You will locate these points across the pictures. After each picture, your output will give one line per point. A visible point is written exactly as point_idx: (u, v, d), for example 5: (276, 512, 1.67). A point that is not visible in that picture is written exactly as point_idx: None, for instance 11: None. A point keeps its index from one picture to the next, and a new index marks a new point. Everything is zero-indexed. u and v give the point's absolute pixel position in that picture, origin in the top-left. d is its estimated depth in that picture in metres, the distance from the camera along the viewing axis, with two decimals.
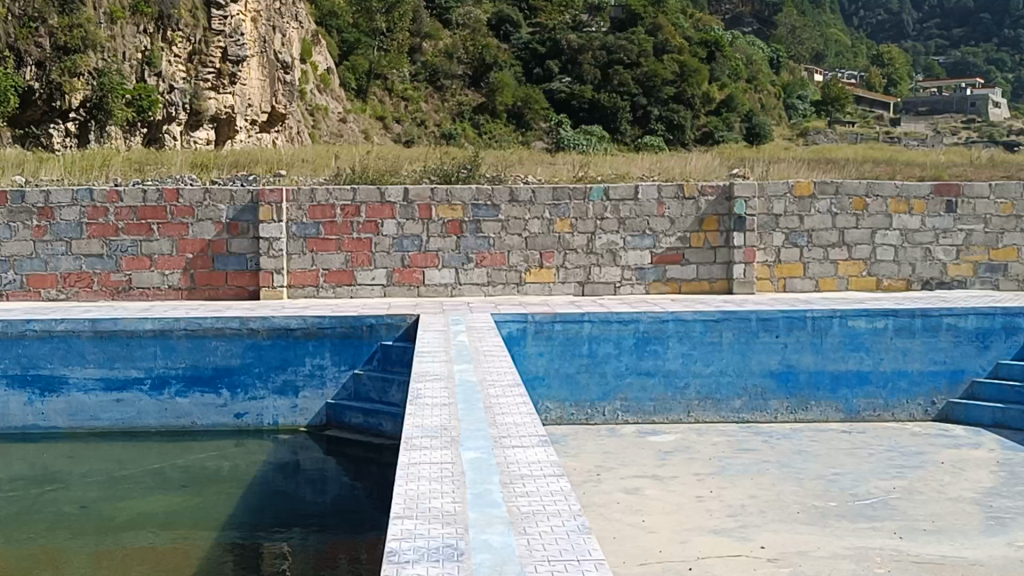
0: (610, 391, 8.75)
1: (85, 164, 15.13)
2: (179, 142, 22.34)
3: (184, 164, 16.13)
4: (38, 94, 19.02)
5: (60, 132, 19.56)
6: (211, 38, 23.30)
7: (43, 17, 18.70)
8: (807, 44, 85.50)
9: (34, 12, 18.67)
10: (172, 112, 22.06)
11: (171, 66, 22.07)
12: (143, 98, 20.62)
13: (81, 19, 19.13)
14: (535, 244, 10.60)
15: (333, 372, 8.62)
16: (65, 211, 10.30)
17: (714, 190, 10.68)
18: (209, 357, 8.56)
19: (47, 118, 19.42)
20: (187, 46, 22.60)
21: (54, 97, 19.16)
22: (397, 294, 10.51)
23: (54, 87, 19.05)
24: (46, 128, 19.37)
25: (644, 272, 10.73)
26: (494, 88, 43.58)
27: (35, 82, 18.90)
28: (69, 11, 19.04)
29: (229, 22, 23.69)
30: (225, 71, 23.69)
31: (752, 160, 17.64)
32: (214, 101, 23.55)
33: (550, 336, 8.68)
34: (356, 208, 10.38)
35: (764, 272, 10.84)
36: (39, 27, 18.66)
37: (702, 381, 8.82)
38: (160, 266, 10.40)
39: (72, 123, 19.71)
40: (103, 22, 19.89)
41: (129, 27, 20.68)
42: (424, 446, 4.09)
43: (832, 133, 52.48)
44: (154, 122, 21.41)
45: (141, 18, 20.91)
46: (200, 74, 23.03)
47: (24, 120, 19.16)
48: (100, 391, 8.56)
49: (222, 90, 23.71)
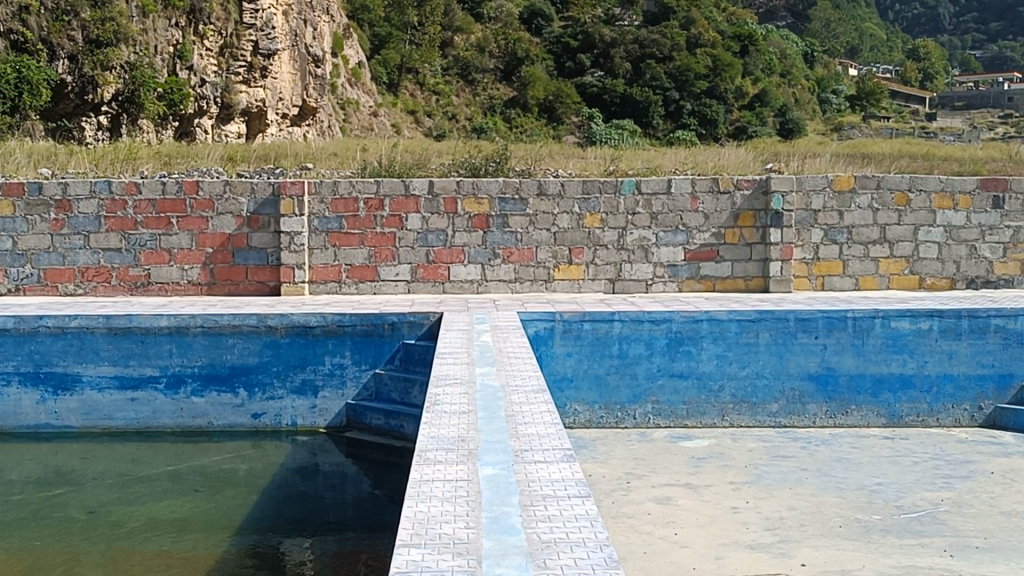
0: (641, 393, 8.40)
1: (114, 157, 14.95)
2: (210, 135, 22.17)
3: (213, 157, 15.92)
4: (70, 88, 18.79)
5: (92, 126, 19.39)
6: (242, 32, 22.95)
7: (75, 10, 18.49)
8: (842, 38, 84.50)
9: (66, 4, 18.43)
10: (203, 105, 21.92)
11: (202, 59, 21.92)
12: (174, 91, 20.45)
13: (113, 12, 18.90)
14: (564, 239, 10.25)
15: (353, 371, 8.31)
16: (83, 204, 10.06)
17: (751, 184, 10.28)
18: (226, 355, 8.29)
19: (79, 111, 19.18)
20: (218, 39, 22.36)
21: (86, 91, 18.95)
22: (421, 291, 10.21)
23: (87, 80, 18.83)
24: (78, 121, 19.15)
25: (676, 269, 10.37)
26: (526, 82, 43.21)
27: (68, 76, 18.68)
28: (101, 5, 18.79)
29: (261, 16, 23.34)
30: (256, 64, 23.38)
31: (788, 154, 17.18)
32: (246, 94, 23.33)
33: (578, 336, 8.35)
34: (379, 202, 10.08)
35: (801, 270, 10.45)
36: (71, 20, 18.45)
37: (737, 384, 8.46)
38: (179, 261, 10.14)
39: (105, 117, 19.54)
40: (135, 16, 19.64)
41: (162, 21, 20.52)
42: (438, 461, 3.77)
43: (867, 128, 51.71)
44: (186, 116, 21.32)
45: (173, 12, 20.82)
46: (231, 68, 22.84)
47: (57, 112, 18.94)
48: (115, 390, 8.30)
49: (252, 83, 23.43)
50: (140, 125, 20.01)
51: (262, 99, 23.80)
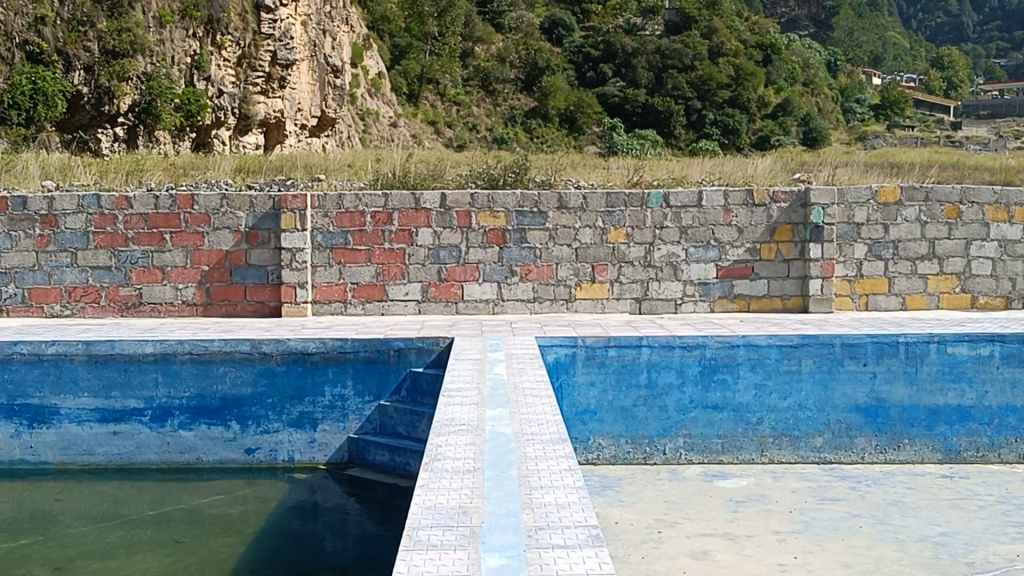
0: (672, 427, 7.64)
1: (122, 168, 14.28)
2: (228, 147, 21.10)
3: (229, 169, 15.31)
4: (86, 98, 18.03)
5: (109, 137, 18.53)
6: (260, 42, 21.95)
7: (91, 21, 17.96)
8: (866, 46, 83.43)
9: (82, 15, 17.91)
10: (221, 116, 20.94)
11: (220, 70, 21.01)
12: (191, 102, 19.52)
13: (130, 23, 18.33)
14: (586, 256, 9.50)
15: (356, 403, 7.57)
16: (71, 219, 9.40)
17: (789, 196, 9.51)
18: (217, 385, 7.57)
19: (94, 123, 18.37)
20: (236, 51, 21.37)
21: (102, 102, 18.17)
22: (433, 311, 9.48)
23: (103, 91, 18.12)
24: (93, 133, 18.33)
25: (708, 287, 9.59)
26: (547, 92, 42.52)
27: (83, 87, 17.97)
28: (118, 15, 18.27)
29: (279, 26, 22.31)
30: (275, 75, 22.40)
31: (817, 164, 16.39)
32: (264, 105, 22.37)
33: (603, 364, 7.58)
34: (387, 216, 9.37)
35: (843, 288, 9.65)
36: (87, 31, 17.91)
37: (778, 416, 7.69)
38: (173, 279, 9.45)
39: (121, 128, 18.61)
40: (151, 27, 19.07)
41: (178, 32, 19.69)
42: (431, 546, 3.02)
43: (892, 137, 50.83)
44: (203, 127, 20.26)
45: (190, 22, 19.97)
46: (249, 78, 21.83)
47: (72, 124, 18.17)
48: (95, 423, 7.61)
49: (270, 94, 22.46)
50: (157, 137, 18.92)
51: (281, 110, 22.81)
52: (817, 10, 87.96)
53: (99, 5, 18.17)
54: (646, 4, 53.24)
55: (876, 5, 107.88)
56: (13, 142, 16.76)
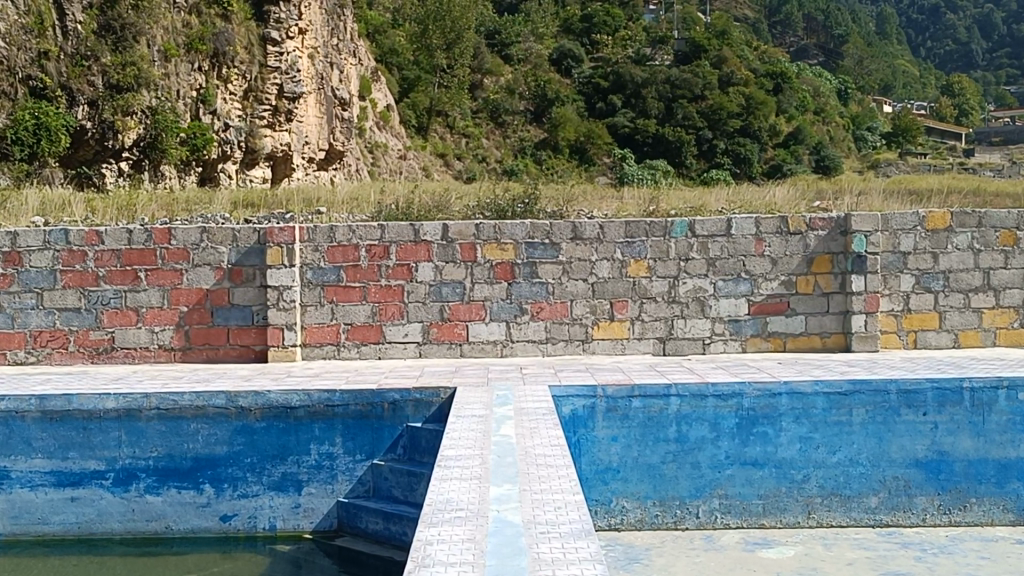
0: (706, 486, 6.71)
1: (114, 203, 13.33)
2: (235, 181, 20.07)
3: (228, 204, 14.43)
4: (89, 134, 16.87)
5: (113, 173, 17.38)
6: (267, 75, 21.13)
7: (95, 55, 16.89)
8: (876, 74, 82.69)
9: (86, 49, 16.84)
10: (226, 150, 19.95)
11: (226, 103, 20.06)
12: (197, 136, 18.66)
13: (135, 57, 17.33)
14: (604, 291, 8.59)
15: (346, 462, 6.67)
16: (36, 256, 8.53)
17: (827, 223, 8.62)
18: (188, 444, 6.67)
19: (99, 157, 17.23)
20: (242, 83, 20.49)
21: (107, 137, 17.02)
22: (435, 354, 8.57)
23: (107, 126, 16.96)
24: (98, 168, 17.19)
25: (740, 324, 8.67)
26: (557, 124, 41.89)
27: (87, 122, 16.81)
28: (122, 49, 17.24)
29: (286, 58, 21.42)
30: (281, 108, 21.47)
31: (837, 192, 15.52)
32: (270, 139, 21.36)
33: (626, 416, 6.66)
34: (384, 249, 8.50)
35: (889, 324, 8.71)
36: (91, 65, 16.86)
37: (826, 473, 6.77)
38: (148, 321, 8.57)
39: (126, 163, 17.53)
40: (156, 60, 18.06)
41: (184, 65, 18.81)
42: None
43: (905, 164, 49.80)
44: (210, 161, 19.32)
45: (195, 55, 19.09)
46: (255, 112, 20.94)
47: (77, 159, 17.01)
48: (50, 488, 6.72)
49: (277, 127, 21.47)
50: (162, 170, 18.12)
51: (288, 143, 21.83)
52: (826, 39, 87.40)
53: (103, 39, 17.11)
54: (656, 35, 52.65)
55: (886, 33, 107.29)
56: (15, 178, 15.38)
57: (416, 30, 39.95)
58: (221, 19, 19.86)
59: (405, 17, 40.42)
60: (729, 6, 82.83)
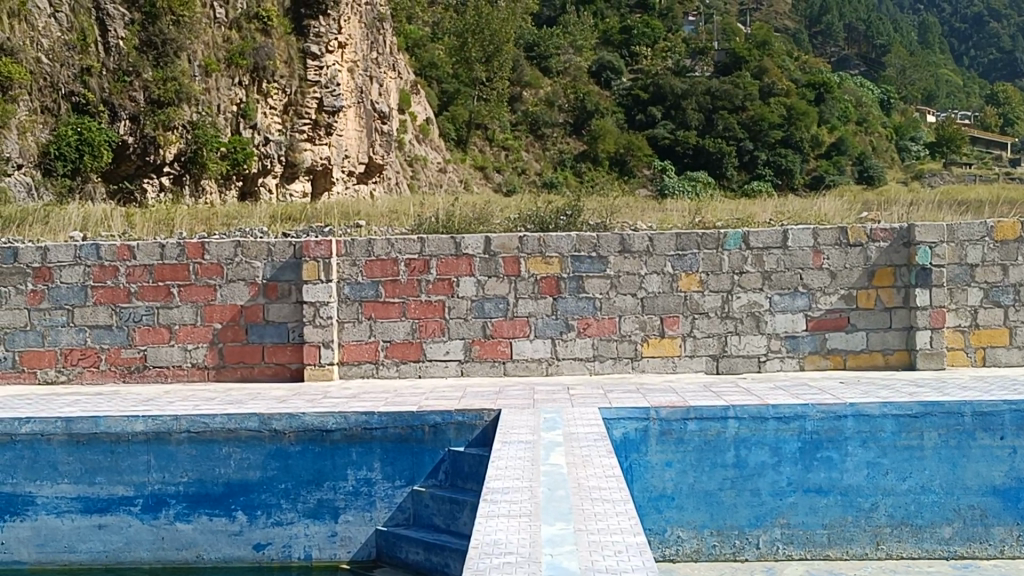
0: (767, 515, 6.28)
1: (150, 217, 13.09)
2: (275, 195, 19.78)
3: (267, 217, 14.20)
4: (132, 149, 16.65)
5: (155, 188, 17.18)
6: (307, 88, 20.87)
7: (137, 70, 16.77)
8: (920, 83, 81.63)
9: (128, 64, 16.74)
10: (267, 164, 19.69)
11: (266, 117, 19.77)
12: (237, 150, 18.35)
13: (176, 72, 17.16)
14: (654, 306, 8.20)
15: (385, 489, 6.33)
16: (67, 272, 8.28)
17: (889, 234, 8.19)
18: (220, 469, 6.36)
19: (139, 172, 16.99)
20: (282, 97, 20.22)
21: (148, 152, 16.80)
22: (477, 373, 8.21)
23: (148, 141, 16.73)
24: (139, 183, 16.96)
25: (797, 341, 8.25)
26: (597, 136, 41.53)
27: (129, 137, 16.58)
28: (164, 64, 17.12)
29: (325, 72, 21.21)
30: (321, 122, 21.18)
31: (886, 202, 15.03)
32: (310, 152, 21.11)
33: (681, 440, 6.27)
34: (424, 263, 8.17)
35: (956, 341, 8.25)
36: (133, 80, 16.71)
37: (895, 501, 6.34)
38: (181, 338, 8.29)
39: (167, 178, 17.33)
40: (197, 75, 17.81)
41: (224, 80, 18.52)
42: None
43: (951, 175, 48.88)
44: (250, 175, 18.99)
45: (236, 70, 18.85)
46: (295, 126, 20.66)
47: (118, 175, 16.77)
48: (77, 514, 6.43)
49: (318, 141, 21.23)
50: (202, 186, 17.78)
51: (328, 157, 21.60)
52: (868, 49, 86.43)
53: (145, 54, 17.02)
54: (695, 47, 52.22)
55: (928, 42, 105.94)
56: (57, 195, 15.18)
57: (456, 44, 39.82)
58: (261, 34, 19.53)
59: (444, 32, 40.44)
60: (770, 17, 82.20)
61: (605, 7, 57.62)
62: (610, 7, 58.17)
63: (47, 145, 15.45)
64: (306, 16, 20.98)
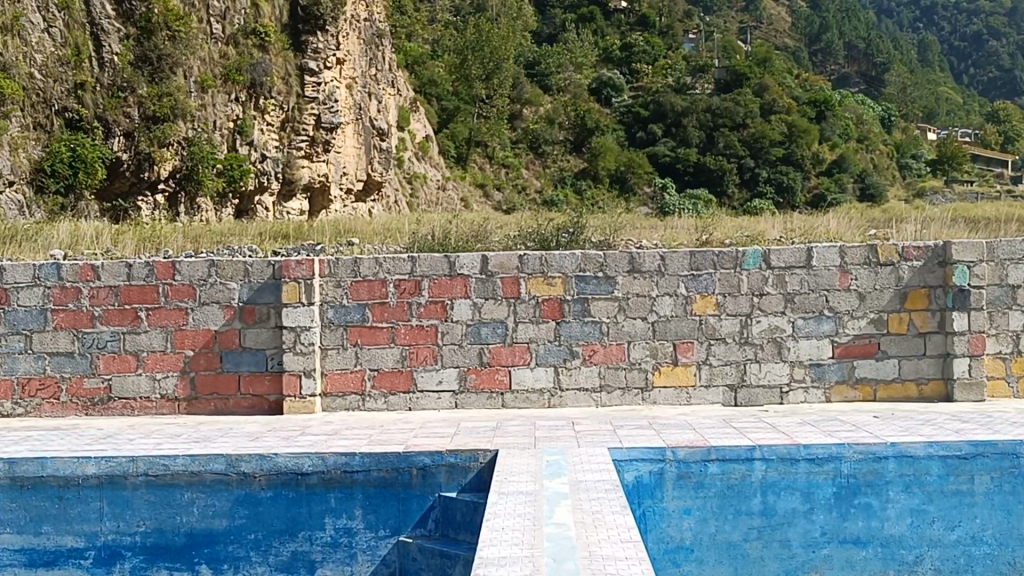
0: (799, 569, 5.57)
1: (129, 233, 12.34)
2: (272, 213, 19.10)
3: (260, 235, 13.48)
4: (126, 165, 15.97)
5: (149, 206, 16.39)
6: (305, 105, 20.11)
7: (132, 86, 16.09)
8: (921, 100, 81.09)
9: (123, 80, 16.04)
10: (264, 181, 18.95)
11: (264, 134, 19.04)
12: (234, 167, 17.63)
13: (171, 88, 16.53)
14: (666, 331, 7.50)
15: (367, 539, 5.62)
16: (24, 294, 7.58)
17: (923, 252, 7.50)
18: (181, 517, 5.66)
19: (134, 190, 16.28)
20: (280, 114, 19.49)
21: (143, 169, 16.10)
22: (472, 404, 7.51)
23: (143, 157, 16.05)
24: (134, 201, 16.20)
25: (822, 369, 7.55)
26: (598, 153, 40.94)
27: (123, 154, 15.90)
28: (158, 80, 16.45)
29: (324, 89, 20.50)
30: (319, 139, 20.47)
31: (900, 219, 14.33)
32: (308, 169, 20.31)
33: (701, 484, 5.54)
34: (415, 285, 7.48)
35: (996, 369, 7.56)
36: (128, 96, 16.03)
37: (943, 553, 5.64)
38: (149, 367, 7.58)
39: (162, 195, 16.60)
40: (193, 91, 17.17)
41: (220, 96, 17.88)
42: None
43: (953, 192, 48.21)
44: (247, 193, 18.35)
45: (232, 86, 18.19)
46: (294, 142, 19.92)
47: (111, 192, 16.10)
48: (20, 568, 5.71)
49: (315, 158, 20.43)
50: (198, 204, 17.05)
51: (326, 174, 20.80)
52: (868, 67, 86.00)
53: (139, 70, 16.29)
54: (696, 64, 51.67)
55: (927, 59, 105.49)
56: (50, 212, 14.33)
57: (456, 61, 39.26)
58: (259, 50, 18.84)
59: (444, 49, 39.86)
60: (770, 35, 81.76)
61: (605, 25, 57.06)
62: (610, 25, 57.61)
63: (40, 162, 14.76)
64: (304, 32, 20.20)
